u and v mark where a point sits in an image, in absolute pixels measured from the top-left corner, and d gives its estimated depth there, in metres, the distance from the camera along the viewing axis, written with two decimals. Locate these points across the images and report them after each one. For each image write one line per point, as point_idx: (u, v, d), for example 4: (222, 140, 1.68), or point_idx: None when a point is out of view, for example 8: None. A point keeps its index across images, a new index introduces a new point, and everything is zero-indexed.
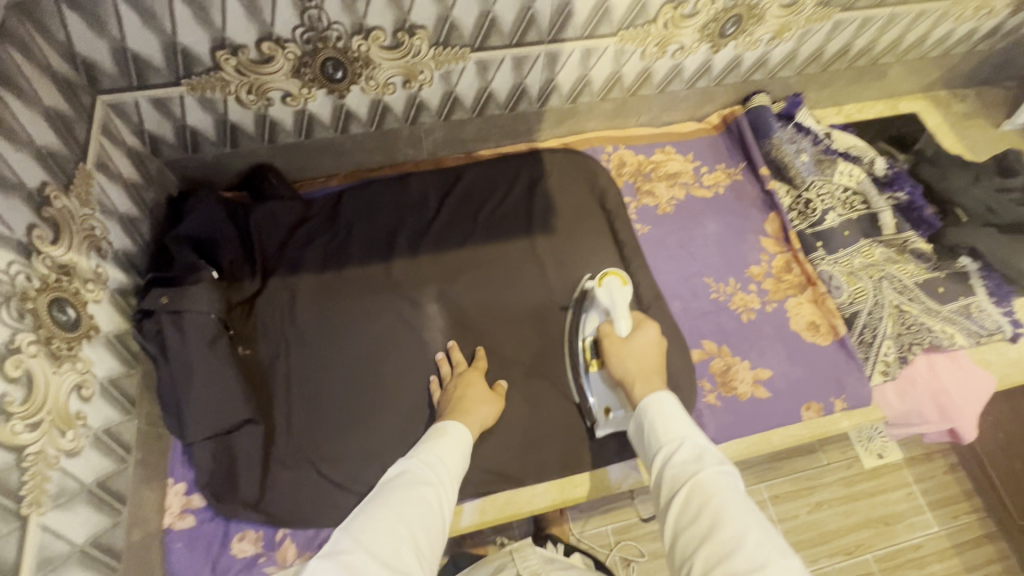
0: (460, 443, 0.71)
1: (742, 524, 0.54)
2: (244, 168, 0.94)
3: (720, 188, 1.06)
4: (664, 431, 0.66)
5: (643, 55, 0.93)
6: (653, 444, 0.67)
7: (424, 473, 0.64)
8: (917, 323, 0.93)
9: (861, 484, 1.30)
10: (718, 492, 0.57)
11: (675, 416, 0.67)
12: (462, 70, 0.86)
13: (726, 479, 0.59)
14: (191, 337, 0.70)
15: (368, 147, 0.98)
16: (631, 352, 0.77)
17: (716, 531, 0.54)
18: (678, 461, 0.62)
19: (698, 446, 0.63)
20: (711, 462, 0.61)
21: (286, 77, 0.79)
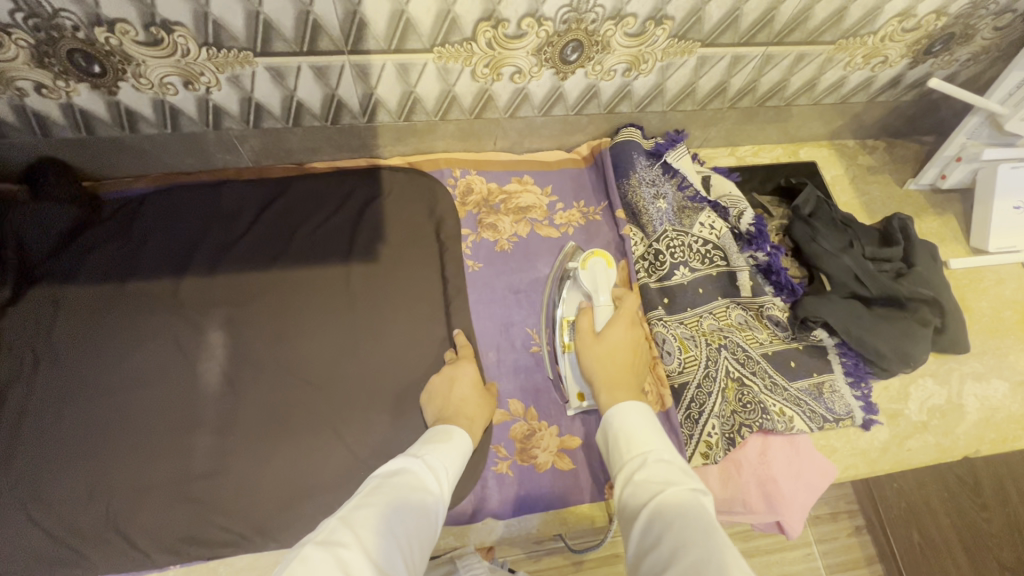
0: (459, 454, 0.67)
1: (707, 551, 0.42)
2: (25, 161, 0.85)
3: (571, 227, 0.96)
4: (629, 446, 0.56)
5: (475, 76, 0.83)
6: (617, 461, 0.57)
7: (429, 477, 0.59)
8: (754, 402, 0.83)
9: (759, 539, 1.09)
10: (683, 513, 0.46)
11: (644, 428, 0.57)
12: (253, 75, 0.76)
13: (695, 500, 0.48)
14: None
15: (173, 150, 0.88)
16: (603, 348, 0.68)
17: (676, 557, 0.43)
18: (644, 476, 0.52)
19: (665, 461, 0.53)
20: (678, 480, 0.50)
21: (29, 67, 0.69)
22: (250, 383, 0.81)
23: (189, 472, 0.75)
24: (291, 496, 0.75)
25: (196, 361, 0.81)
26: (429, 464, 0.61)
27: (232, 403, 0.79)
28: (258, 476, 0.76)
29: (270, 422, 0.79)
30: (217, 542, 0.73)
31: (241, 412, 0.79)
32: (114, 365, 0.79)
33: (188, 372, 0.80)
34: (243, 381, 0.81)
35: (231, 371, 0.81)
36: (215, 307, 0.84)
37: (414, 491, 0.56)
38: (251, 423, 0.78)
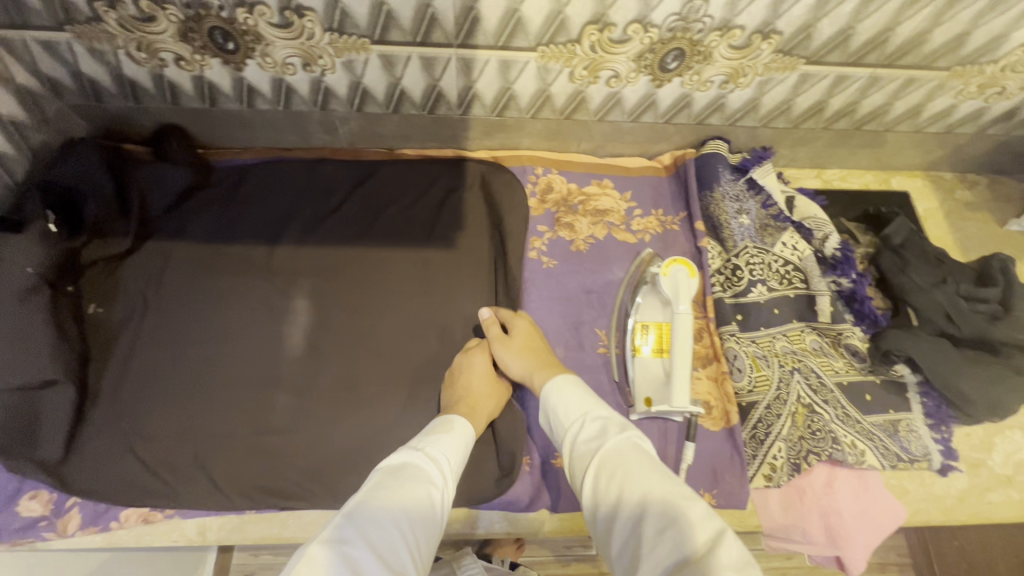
0: (464, 440, 0.69)
1: (645, 475, 0.56)
2: (152, 126, 0.93)
3: (647, 235, 0.96)
4: (565, 413, 0.69)
5: (572, 77, 0.85)
6: (559, 429, 0.69)
7: (432, 468, 0.62)
8: (824, 430, 0.81)
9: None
10: (621, 453, 0.60)
11: (574, 396, 0.70)
12: (366, 62, 0.80)
13: (626, 438, 0.62)
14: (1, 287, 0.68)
15: (281, 126, 0.94)
16: (517, 338, 0.81)
17: (622, 485, 0.56)
18: (584, 435, 0.65)
19: (596, 415, 0.66)
20: (613, 429, 0.63)
21: (174, 40, 0.76)
22: (328, 350, 0.85)
23: (269, 426, 0.79)
24: (361, 462, 0.79)
25: (284, 324, 0.87)
26: (430, 454, 0.64)
27: (312, 367, 0.84)
28: (330, 438, 0.80)
29: (347, 390, 0.83)
30: (289, 494, 0.76)
31: (320, 376, 0.83)
32: (212, 318, 0.85)
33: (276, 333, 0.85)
34: (324, 347, 0.85)
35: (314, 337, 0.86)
36: (303, 276, 0.90)
37: (416, 482, 0.59)
38: (327, 387, 0.83)
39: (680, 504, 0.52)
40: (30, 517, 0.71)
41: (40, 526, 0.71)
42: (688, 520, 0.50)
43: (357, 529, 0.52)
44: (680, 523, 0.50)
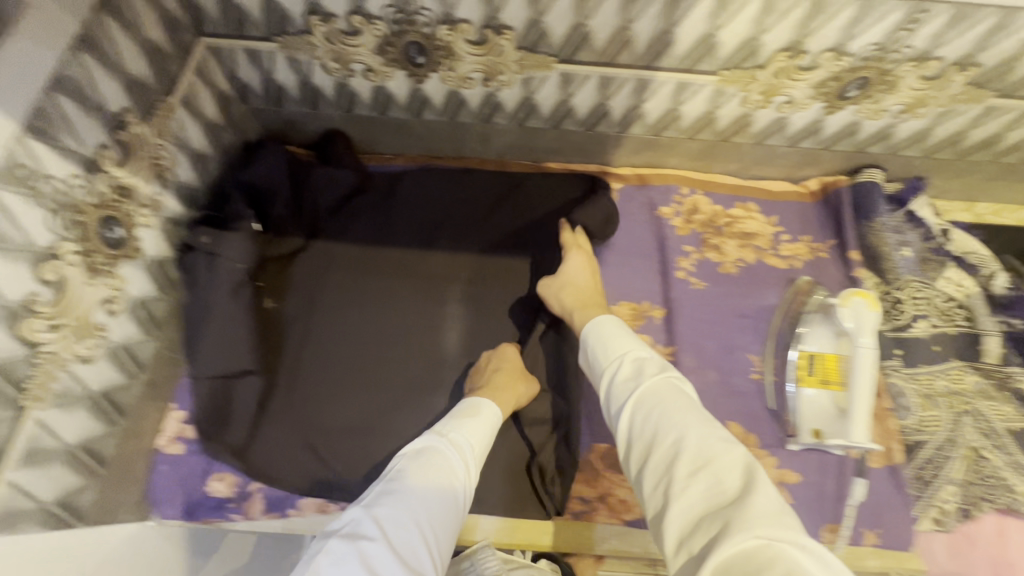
0: (488, 425, 0.68)
1: (687, 427, 0.52)
2: (319, 130, 0.97)
3: (798, 261, 0.95)
4: (610, 351, 0.65)
5: (744, 101, 0.84)
6: (597, 365, 0.66)
7: (451, 452, 0.60)
8: (996, 477, 0.78)
9: None
10: (690, 405, 0.55)
11: (621, 337, 0.66)
12: (545, 79, 0.82)
13: (670, 384, 0.57)
14: (219, 279, 0.72)
15: (439, 136, 0.97)
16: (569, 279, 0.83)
17: (658, 435, 0.53)
18: (624, 375, 0.61)
19: (644, 358, 0.61)
20: (658, 373, 0.59)
21: (370, 53, 0.79)
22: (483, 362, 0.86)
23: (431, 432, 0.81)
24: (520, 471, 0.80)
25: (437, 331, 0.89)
26: (448, 437, 0.62)
27: (469, 375, 0.85)
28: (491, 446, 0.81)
29: None
30: None
31: None
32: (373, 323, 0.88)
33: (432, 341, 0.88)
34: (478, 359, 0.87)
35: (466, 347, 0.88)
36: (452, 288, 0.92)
37: (435, 464, 0.58)
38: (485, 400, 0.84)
39: (719, 449, 0.49)
40: (217, 497, 0.76)
41: (229, 507, 0.76)
42: (727, 477, 0.47)
43: (376, 523, 0.51)
44: (719, 467, 0.48)
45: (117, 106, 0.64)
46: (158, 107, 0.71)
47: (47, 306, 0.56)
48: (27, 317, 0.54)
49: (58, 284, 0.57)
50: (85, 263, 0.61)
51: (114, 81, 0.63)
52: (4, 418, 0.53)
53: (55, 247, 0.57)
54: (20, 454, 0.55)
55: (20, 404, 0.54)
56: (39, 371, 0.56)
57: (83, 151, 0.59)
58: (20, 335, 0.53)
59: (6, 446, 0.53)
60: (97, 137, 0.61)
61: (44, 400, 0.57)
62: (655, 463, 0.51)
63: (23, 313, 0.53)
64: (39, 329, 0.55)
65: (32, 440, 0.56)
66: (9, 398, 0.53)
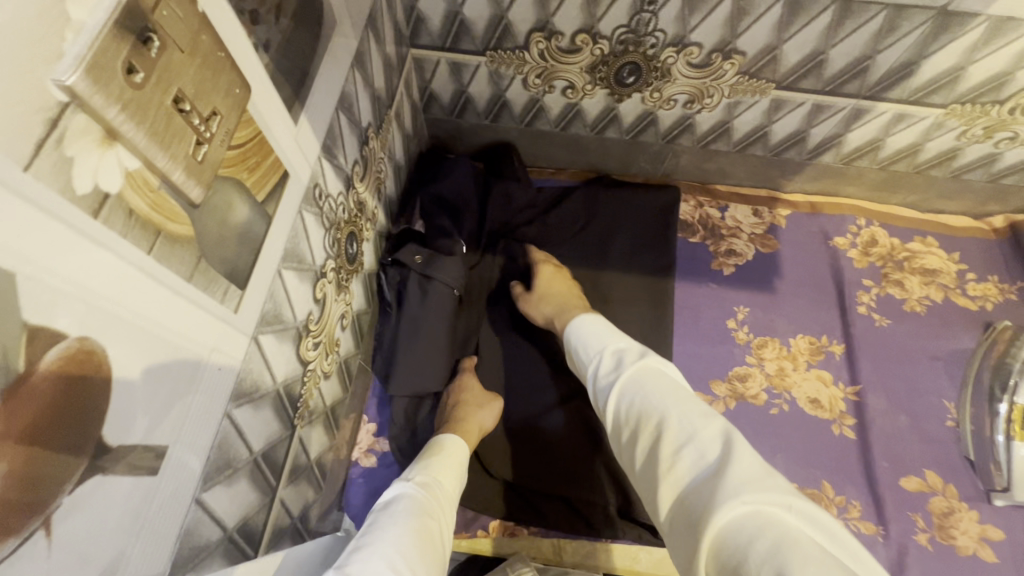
0: (456, 464, 0.63)
1: (659, 408, 0.48)
2: (490, 143, 0.97)
3: (989, 302, 0.90)
4: (591, 349, 0.61)
5: (961, 135, 0.80)
6: (581, 364, 0.62)
7: (428, 500, 0.54)
8: None
9: None
10: (641, 386, 0.52)
11: (601, 333, 0.62)
12: (753, 104, 0.80)
13: (652, 372, 0.53)
14: (432, 302, 0.75)
15: (612, 153, 0.95)
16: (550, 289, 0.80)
17: (652, 425, 0.48)
18: (607, 371, 0.57)
19: (625, 351, 0.57)
20: (632, 362, 0.55)
21: (580, 71, 0.78)
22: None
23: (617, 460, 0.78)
24: None
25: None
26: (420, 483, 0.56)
27: None
28: None
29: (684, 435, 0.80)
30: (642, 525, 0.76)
31: None
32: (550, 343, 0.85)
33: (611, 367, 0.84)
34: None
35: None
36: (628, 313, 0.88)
37: (418, 515, 0.51)
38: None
39: (696, 422, 0.46)
40: None
41: None
42: (701, 437, 0.45)
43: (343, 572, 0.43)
44: (698, 441, 0.45)
45: (366, 121, 0.63)
46: (384, 120, 0.71)
47: (316, 325, 0.56)
48: (305, 335, 0.54)
49: (322, 301, 0.57)
50: (336, 279, 0.60)
51: (367, 95, 0.62)
52: (284, 438, 0.52)
53: (325, 265, 0.56)
54: (287, 472, 0.54)
55: (293, 424, 0.54)
56: (305, 390, 0.56)
57: (346, 168, 0.59)
58: (301, 354, 0.53)
59: (281, 465, 0.53)
60: (354, 154, 0.61)
61: (304, 418, 0.56)
62: (689, 467, 0.44)
63: (303, 333, 0.53)
64: (310, 347, 0.55)
65: (294, 458, 0.56)
66: (289, 418, 0.53)
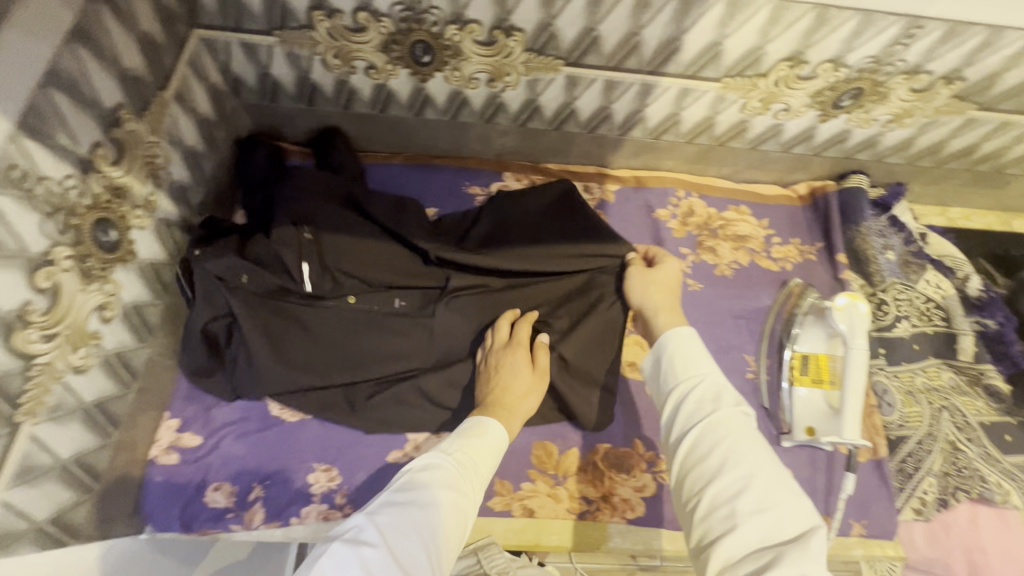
0: (492, 446, 0.63)
1: (754, 469, 0.51)
2: (314, 127, 0.94)
3: (789, 263, 0.98)
4: (682, 368, 0.61)
5: (743, 108, 0.86)
6: (663, 378, 0.62)
7: (466, 482, 0.58)
8: (970, 468, 0.84)
9: None
10: (732, 433, 0.54)
11: (698, 352, 0.62)
12: (551, 81, 0.82)
13: (743, 422, 0.55)
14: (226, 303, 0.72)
15: (438, 135, 0.96)
16: (654, 276, 0.77)
17: (727, 472, 0.51)
18: (693, 397, 0.58)
19: (718, 384, 0.58)
20: (729, 402, 0.57)
21: (374, 50, 0.78)
22: None
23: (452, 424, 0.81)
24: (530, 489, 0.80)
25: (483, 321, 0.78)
26: (465, 464, 0.59)
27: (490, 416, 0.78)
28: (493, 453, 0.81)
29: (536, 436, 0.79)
30: None
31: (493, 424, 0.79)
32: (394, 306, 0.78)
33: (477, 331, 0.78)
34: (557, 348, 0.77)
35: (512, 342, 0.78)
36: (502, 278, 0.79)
37: (451, 496, 0.55)
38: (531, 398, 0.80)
39: (772, 495, 0.50)
40: (216, 508, 0.73)
41: (228, 518, 0.73)
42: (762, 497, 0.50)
43: (378, 531, 0.50)
44: (767, 511, 0.49)
45: (112, 101, 0.60)
46: (152, 101, 0.67)
47: (43, 315, 0.53)
48: (22, 327, 0.51)
49: (52, 291, 0.54)
50: (79, 268, 0.57)
51: (109, 74, 0.59)
52: None
53: (51, 252, 0.53)
54: (13, 472, 0.51)
55: (15, 420, 0.51)
56: (35, 384, 0.53)
57: (79, 151, 0.56)
58: (16, 346, 0.50)
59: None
60: (92, 136, 0.58)
61: (38, 414, 0.53)
62: (761, 531, 0.48)
63: (17, 324, 0.50)
64: (35, 339, 0.52)
65: (25, 456, 0.53)
66: (4, 415, 0.50)
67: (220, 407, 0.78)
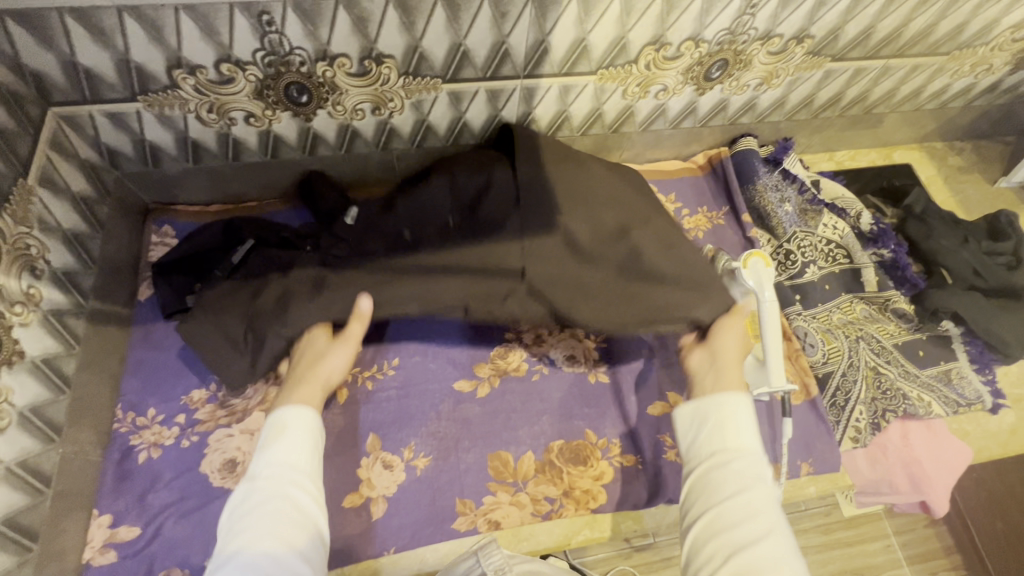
0: (302, 435, 0.66)
1: (769, 524, 0.60)
2: (208, 184, 0.92)
3: (700, 232, 1.02)
4: (730, 441, 0.67)
5: (625, 94, 0.90)
6: (711, 442, 0.69)
7: (287, 480, 0.62)
8: (893, 389, 0.89)
9: (838, 532, 1.27)
10: (759, 511, 0.61)
11: (744, 427, 0.68)
12: (434, 100, 0.83)
13: (768, 509, 0.62)
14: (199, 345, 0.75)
15: (337, 170, 0.95)
16: (721, 349, 0.76)
17: (742, 505, 0.61)
18: (736, 466, 0.65)
19: (755, 471, 0.64)
20: (760, 481, 0.64)
21: (249, 98, 0.76)
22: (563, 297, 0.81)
23: (410, 452, 0.82)
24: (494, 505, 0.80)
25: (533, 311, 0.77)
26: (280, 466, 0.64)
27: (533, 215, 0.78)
28: (451, 473, 0.81)
29: (506, 450, 0.83)
30: (425, 522, 0.78)
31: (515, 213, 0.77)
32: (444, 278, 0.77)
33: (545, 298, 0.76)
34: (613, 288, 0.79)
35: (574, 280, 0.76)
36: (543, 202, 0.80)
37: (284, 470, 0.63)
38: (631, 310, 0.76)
39: (766, 517, 0.61)
40: None
41: None
42: None
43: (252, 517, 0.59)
44: (765, 537, 0.59)
45: None
46: (12, 191, 0.64)
47: None
48: None
49: None
50: None
51: None
52: None
53: None
54: None
55: None
56: None
57: None
58: None
59: None
60: None
61: None
62: (744, 535, 0.60)
63: None
64: None
65: None
66: None
67: (155, 491, 0.73)
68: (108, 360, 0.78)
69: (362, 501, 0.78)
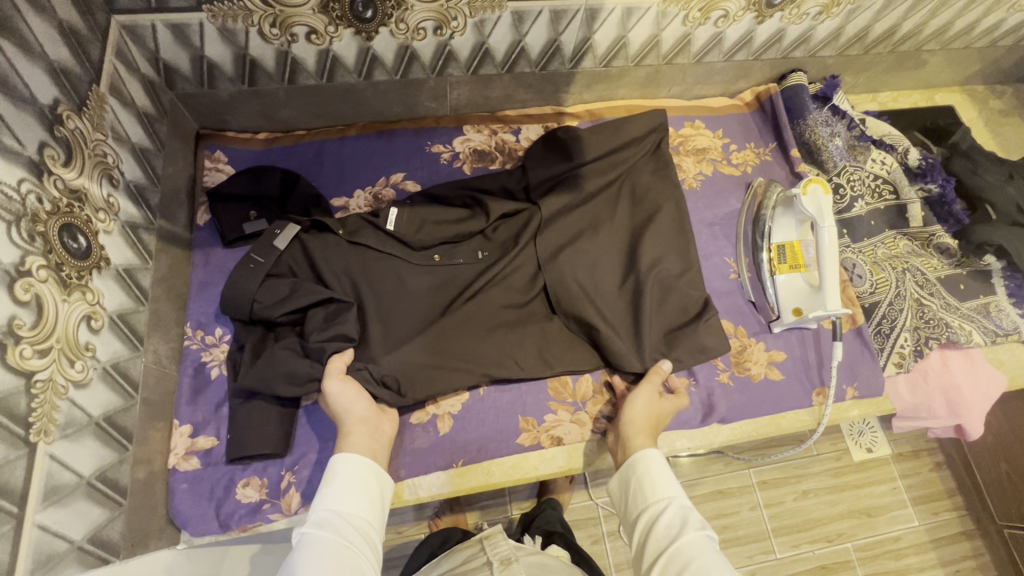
0: (356, 486, 0.62)
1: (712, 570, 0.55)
2: (260, 109, 0.91)
3: (748, 166, 1.03)
4: (650, 493, 0.65)
5: (685, 20, 0.89)
6: (635, 500, 0.66)
7: (346, 522, 0.58)
8: (936, 318, 0.91)
9: (849, 475, 1.32)
10: (698, 555, 0.57)
11: (665, 479, 0.66)
12: (497, 20, 0.82)
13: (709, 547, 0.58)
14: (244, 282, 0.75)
15: (389, 97, 0.94)
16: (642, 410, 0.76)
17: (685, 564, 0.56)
18: (662, 523, 0.62)
19: (681, 512, 0.62)
20: (693, 526, 0.60)
21: (313, 12, 0.75)
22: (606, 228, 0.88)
23: None
24: (556, 424, 0.82)
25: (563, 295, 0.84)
26: (343, 514, 0.59)
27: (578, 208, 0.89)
28: (515, 392, 0.83)
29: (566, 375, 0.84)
30: (489, 438, 0.81)
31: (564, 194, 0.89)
32: (473, 257, 0.84)
33: (575, 262, 0.84)
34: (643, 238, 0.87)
35: (600, 261, 0.85)
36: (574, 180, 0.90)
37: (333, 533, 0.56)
38: (658, 319, 0.83)
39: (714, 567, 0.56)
40: (251, 503, 0.71)
41: (266, 509, 0.71)
42: None
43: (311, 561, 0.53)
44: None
45: (48, 96, 0.56)
46: (88, 95, 0.63)
47: (31, 330, 0.51)
48: (14, 342, 0.49)
49: (36, 303, 0.52)
50: (57, 278, 0.55)
51: (36, 66, 0.55)
52: (19, 456, 0.49)
53: (24, 262, 0.51)
54: (39, 493, 0.51)
55: (31, 440, 0.50)
56: (40, 404, 0.51)
57: (27, 155, 0.53)
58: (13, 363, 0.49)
59: (24, 487, 0.49)
60: (36, 136, 0.55)
61: (50, 433, 0.53)
62: None
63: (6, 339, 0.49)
64: (30, 355, 0.51)
65: (48, 476, 0.52)
66: (18, 436, 0.49)
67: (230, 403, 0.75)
68: (175, 280, 0.79)
69: (429, 417, 0.80)
